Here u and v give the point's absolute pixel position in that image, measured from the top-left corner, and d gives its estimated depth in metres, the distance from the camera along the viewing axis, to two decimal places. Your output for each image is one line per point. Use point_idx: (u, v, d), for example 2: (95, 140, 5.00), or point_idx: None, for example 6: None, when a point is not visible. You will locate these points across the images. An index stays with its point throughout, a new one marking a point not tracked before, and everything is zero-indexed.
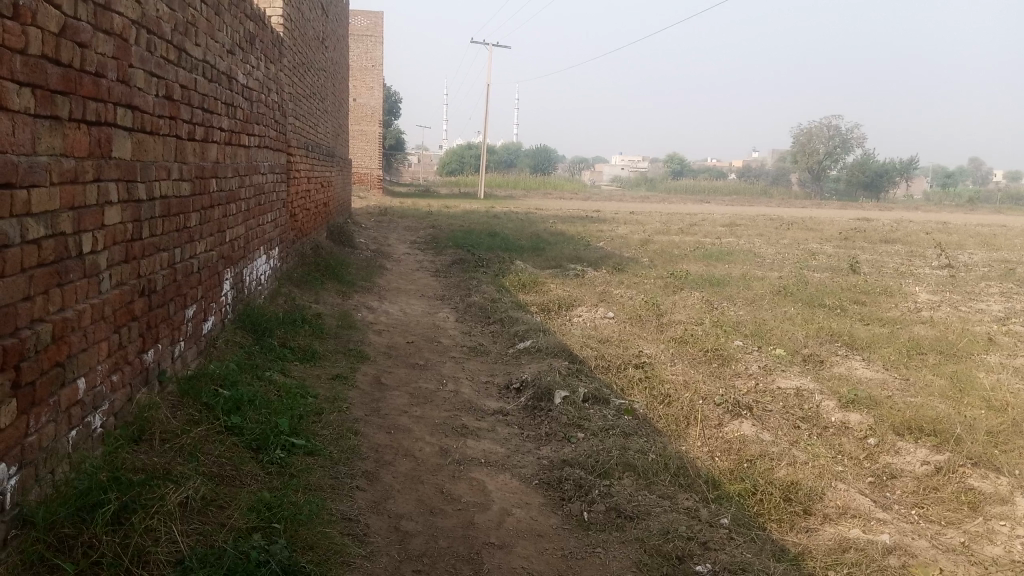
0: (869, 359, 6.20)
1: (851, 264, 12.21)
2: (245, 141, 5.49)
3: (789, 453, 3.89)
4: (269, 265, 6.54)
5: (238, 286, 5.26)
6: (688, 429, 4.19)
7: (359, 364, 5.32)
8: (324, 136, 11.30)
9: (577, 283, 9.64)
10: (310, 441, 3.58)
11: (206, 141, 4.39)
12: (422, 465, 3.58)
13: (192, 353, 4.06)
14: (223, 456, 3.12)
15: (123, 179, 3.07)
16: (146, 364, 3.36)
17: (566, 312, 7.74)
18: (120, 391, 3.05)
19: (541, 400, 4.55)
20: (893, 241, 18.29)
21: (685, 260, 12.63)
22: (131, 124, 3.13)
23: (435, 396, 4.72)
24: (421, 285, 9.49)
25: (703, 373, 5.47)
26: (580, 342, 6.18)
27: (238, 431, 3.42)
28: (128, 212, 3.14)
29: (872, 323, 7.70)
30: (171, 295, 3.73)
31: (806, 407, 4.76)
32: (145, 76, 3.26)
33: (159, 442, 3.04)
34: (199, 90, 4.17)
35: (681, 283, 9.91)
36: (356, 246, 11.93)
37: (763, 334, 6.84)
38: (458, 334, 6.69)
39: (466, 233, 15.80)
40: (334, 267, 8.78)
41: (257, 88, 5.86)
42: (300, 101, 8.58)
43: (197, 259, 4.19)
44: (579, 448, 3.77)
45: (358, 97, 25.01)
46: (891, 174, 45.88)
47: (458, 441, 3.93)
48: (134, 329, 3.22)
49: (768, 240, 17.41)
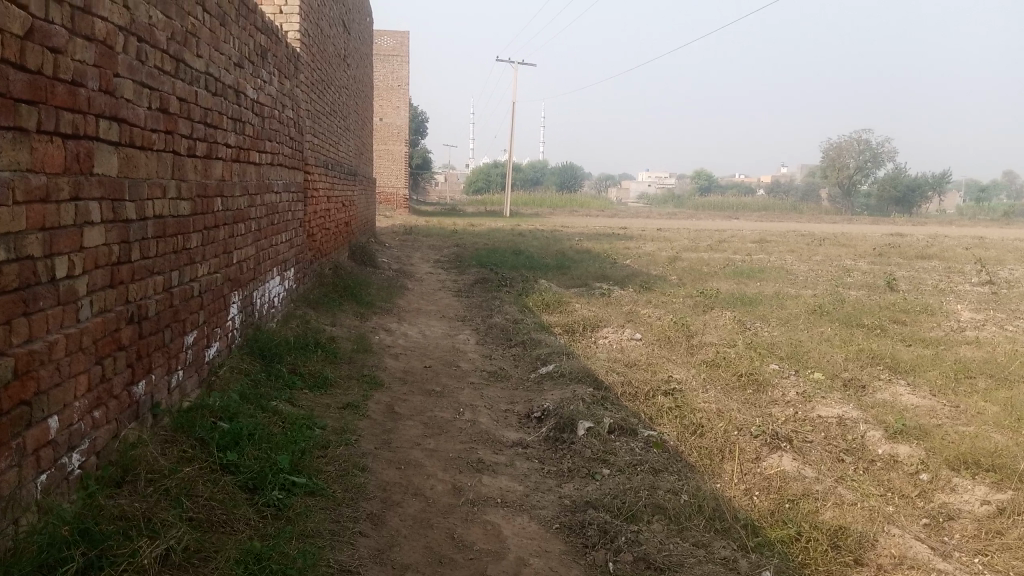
0: (915, 384, 5.83)
1: (888, 281, 11.77)
2: (255, 158, 5.28)
3: (835, 492, 3.55)
4: (283, 287, 6.32)
5: (247, 309, 5.03)
6: (722, 465, 3.87)
7: (372, 390, 5.06)
8: (346, 154, 11.15)
9: (603, 303, 9.34)
10: (313, 479, 3.31)
11: (210, 157, 4.17)
12: (433, 506, 3.30)
13: (191, 382, 3.82)
14: (214, 498, 2.86)
15: (108, 197, 2.84)
16: (135, 397, 3.12)
17: (591, 334, 7.44)
18: (104, 428, 2.81)
19: (563, 432, 4.25)
20: (930, 257, 17.76)
21: (715, 278, 12.25)
22: (118, 138, 2.91)
23: (450, 426, 4.44)
24: (442, 306, 9.24)
25: (738, 400, 5.14)
26: (606, 366, 5.87)
27: (234, 469, 3.16)
28: (114, 233, 2.91)
29: (915, 344, 7.31)
30: (167, 321, 3.49)
31: (850, 439, 4.41)
32: (135, 87, 3.05)
33: (143, 483, 2.79)
34: (201, 104, 3.96)
35: (712, 302, 9.55)
36: (378, 266, 11.74)
37: (800, 357, 6.50)
38: (478, 358, 6.41)
39: (491, 251, 15.59)
40: (353, 287, 8.56)
41: (269, 103, 5.66)
42: (319, 119, 8.41)
43: (199, 282, 3.96)
44: (604, 487, 3.47)
45: (384, 117, 24.96)
46: (923, 189, 45.08)
47: (473, 478, 3.64)
48: (122, 359, 2.98)
49: (800, 257, 16.93)
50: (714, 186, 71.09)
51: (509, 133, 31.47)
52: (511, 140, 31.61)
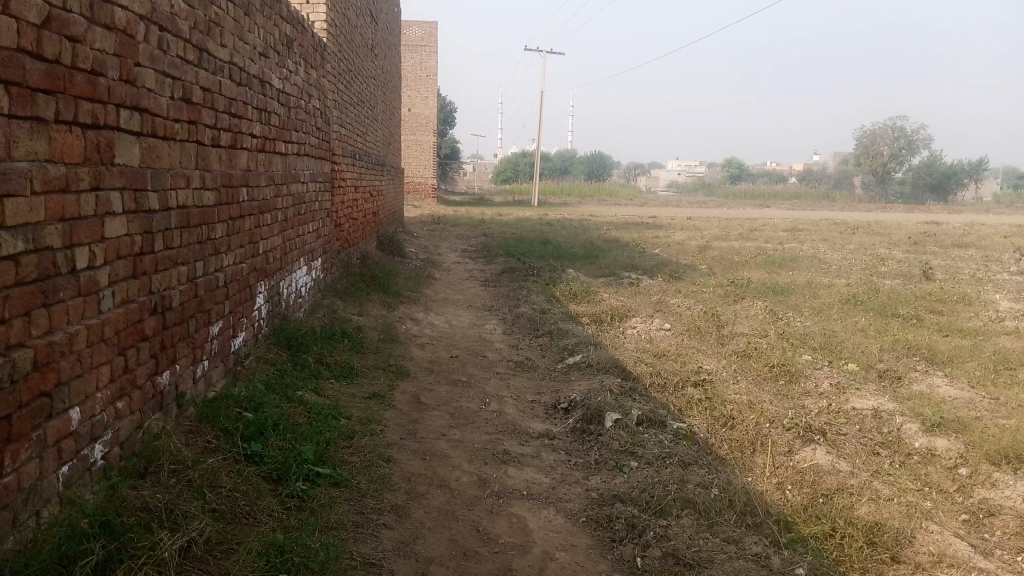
0: (952, 375, 5.68)
1: (924, 270, 11.52)
2: (281, 148, 5.26)
3: (870, 486, 3.46)
4: (310, 277, 6.31)
5: (273, 299, 5.02)
6: (753, 458, 3.79)
7: (398, 381, 5.03)
8: (374, 144, 11.13)
9: (632, 293, 9.24)
10: (337, 470, 3.28)
11: (235, 147, 4.15)
12: (458, 498, 3.26)
13: (217, 373, 3.81)
14: (237, 488, 2.84)
15: (129, 187, 2.82)
16: (159, 387, 3.11)
17: (620, 324, 7.36)
18: (127, 418, 2.80)
19: (591, 424, 4.19)
20: (967, 245, 17.37)
21: (746, 268, 12.07)
22: (139, 128, 2.89)
23: (476, 417, 4.40)
24: (469, 296, 9.21)
25: (769, 392, 5.04)
26: (634, 356, 5.79)
27: (258, 460, 3.14)
28: (137, 223, 2.89)
29: (952, 335, 7.14)
30: (192, 312, 3.47)
31: (885, 431, 4.30)
32: (157, 76, 3.02)
33: (166, 474, 2.78)
34: (225, 93, 3.93)
35: (743, 292, 9.42)
36: (405, 256, 11.73)
37: (833, 347, 6.37)
38: (505, 348, 6.36)
39: (519, 240, 15.52)
40: (380, 277, 8.54)
41: (295, 93, 5.64)
42: (347, 108, 8.40)
43: (224, 272, 3.94)
44: (632, 480, 3.40)
45: (412, 107, 24.94)
46: (960, 177, 44.21)
47: (499, 470, 3.59)
48: (145, 349, 2.96)
49: (833, 246, 16.66)
50: (745, 174, 70.35)
51: (538, 122, 31.30)
52: (540, 129, 31.46)
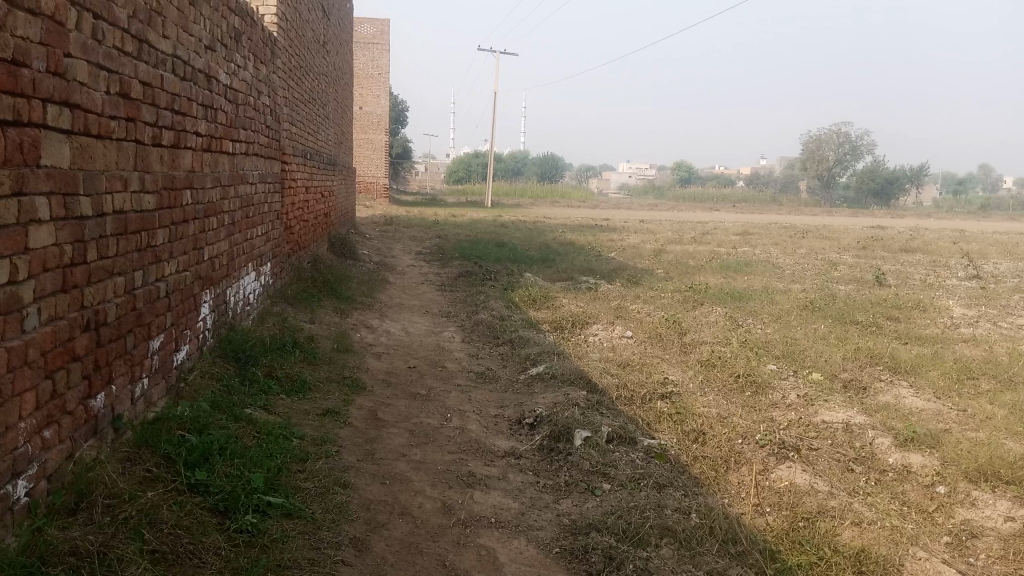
0: (917, 385, 5.63)
1: (877, 276, 11.60)
2: (228, 147, 4.97)
3: (852, 508, 3.33)
4: (258, 283, 6.01)
5: (220, 309, 4.73)
6: (729, 478, 3.64)
7: (354, 395, 4.78)
8: (326, 144, 10.81)
9: (590, 298, 9.09)
10: (290, 499, 3.03)
11: (179, 147, 3.87)
12: (421, 528, 3.04)
13: (157, 391, 3.52)
14: (179, 524, 2.58)
15: (58, 191, 2.54)
16: (93, 411, 2.83)
17: (580, 331, 7.20)
18: (55, 449, 2.52)
19: (558, 442, 4.01)
20: (914, 250, 17.66)
21: (702, 272, 12.03)
22: (70, 126, 2.61)
23: (437, 434, 4.17)
24: (425, 301, 8.95)
25: (738, 404, 4.91)
26: (598, 367, 5.62)
27: (203, 490, 2.88)
28: (67, 231, 2.61)
29: (912, 343, 7.12)
30: (130, 326, 3.19)
31: (858, 446, 4.19)
32: (91, 68, 2.74)
33: (100, 510, 2.50)
34: (168, 89, 3.65)
35: (701, 297, 9.33)
36: (358, 258, 11.42)
37: (796, 356, 6.28)
38: (465, 357, 6.14)
39: (473, 242, 15.30)
40: (333, 282, 8.24)
41: (243, 89, 5.34)
42: (298, 106, 8.10)
43: (166, 281, 3.66)
44: (606, 506, 3.23)
45: (364, 106, 24.53)
46: (902, 182, 45.22)
47: (464, 495, 3.38)
48: (76, 371, 2.68)
49: (786, 250, 16.78)
50: (695, 177, 71.08)
51: (491, 123, 31.09)
52: (493, 129, 31.26)
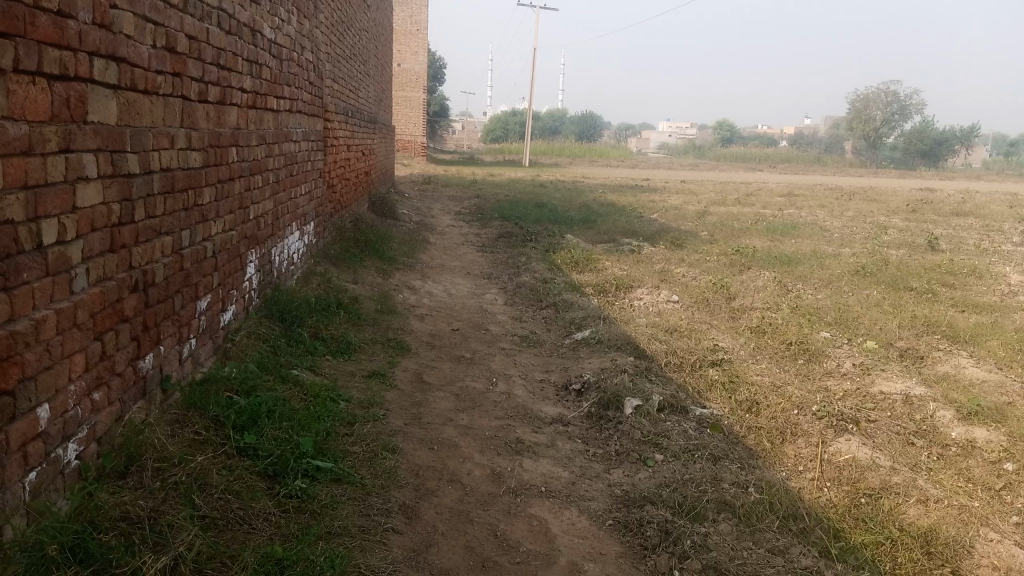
0: (978, 356, 5.44)
1: (930, 240, 11.27)
2: (273, 104, 4.88)
3: (916, 485, 3.21)
4: (302, 242, 5.96)
5: (265, 268, 4.69)
6: (785, 452, 3.53)
7: (399, 357, 4.73)
8: (366, 102, 10.69)
9: (634, 260, 8.95)
10: (339, 463, 2.99)
11: (225, 103, 3.79)
12: (471, 496, 2.98)
13: (205, 352, 3.49)
14: (229, 489, 2.55)
15: (105, 148, 2.47)
16: (142, 373, 2.79)
17: (625, 294, 7.07)
18: (105, 411, 2.49)
19: (607, 409, 3.92)
20: (965, 214, 17.17)
21: (748, 235, 11.79)
22: (116, 82, 2.53)
23: (484, 399, 4.11)
24: (466, 262, 8.87)
25: (790, 373, 4.78)
26: (646, 332, 5.51)
27: (252, 454, 2.85)
28: (114, 189, 2.54)
29: (970, 311, 6.89)
30: (177, 287, 3.14)
31: (918, 419, 4.04)
32: (137, 21, 2.65)
33: (150, 474, 2.48)
34: (213, 43, 3.55)
35: (747, 261, 9.13)
36: (398, 217, 11.36)
37: (849, 323, 6.10)
38: (508, 320, 6.06)
39: (513, 202, 15.15)
40: (374, 242, 8.18)
41: (287, 45, 5.24)
42: (340, 63, 7.97)
43: (213, 241, 3.60)
44: (659, 477, 3.15)
45: (402, 63, 24.32)
46: (952, 143, 43.95)
47: (513, 462, 3.32)
48: (125, 333, 2.64)
49: (832, 213, 16.40)
50: (736, 137, 69.75)
51: (531, 81, 30.66)
52: (533, 87, 30.85)
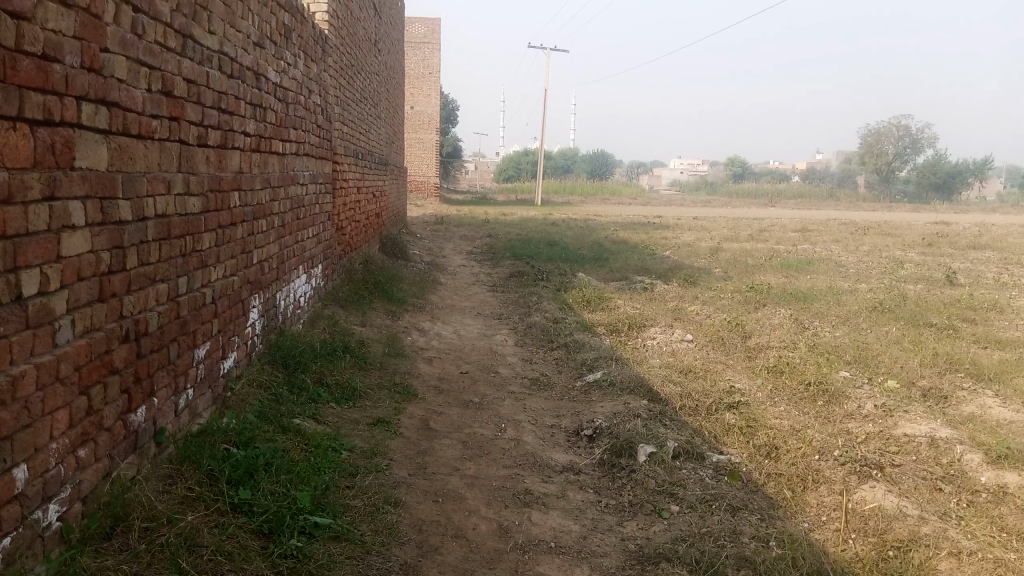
0: (1004, 394, 5.25)
1: (948, 275, 11.09)
2: (278, 147, 4.83)
3: (946, 535, 3.04)
4: (309, 286, 5.88)
5: (269, 314, 4.60)
6: (806, 501, 3.37)
7: (405, 403, 4.60)
8: (377, 143, 10.70)
9: (647, 299, 8.82)
10: (338, 519, 2.86)
11: (226, 146, 3.73)
12: (476, 553, 2.84)
13: (202, 402, 3.38)
14: (220, 550, 2.43)
15: (94, 195, 2.39)
16: (133, 426, 2.68)
17: (637, 334, 6.94)
18: (91, 468, 2.38)
19: (620, 457, 3.78)
20: (981, 247, 16.98)
21: (762, 271, 11.64)
22: (107, 127, 2.46)
23: (492, 446, 3.97)
24: (477, 303, 8.77)
25: (810, 415, 4.62)
26: (659, 373, 5.36)
27: (247, 511, 2.73)
28: (104, 236, 2.46)
29: (992, 347, 6.71)
30: (173, 335, 3.04)
31: (946, 463, 3.86)
32: (130, 64, 2.59)
33: (137, 535, 2.36)
34: (214, 87, 3.50)
35: (762, 298, 8.99)
36: (409, 258, 11.30)
37: (869, 362, 5.93)
38: (519, 362, 5.93)
39: (525, 241, 15.10)
40: (384, 283, 8.10)
41: (294, 87, 5.21)
42: (349, 105, 7.97)
43: (212, 287, 3.51)
44: (674, 531, 3.01)
45: (415, 105, 24.56)
46: (965, 176, 43.81)
47: (521, 515, 3.18)
48: (115, 385, 2.54)
49: (847, 248, 16.25)
50: (748, 173, 69.79)
51: (542, 120, 30.84)
52: (544, 127, 31.01)
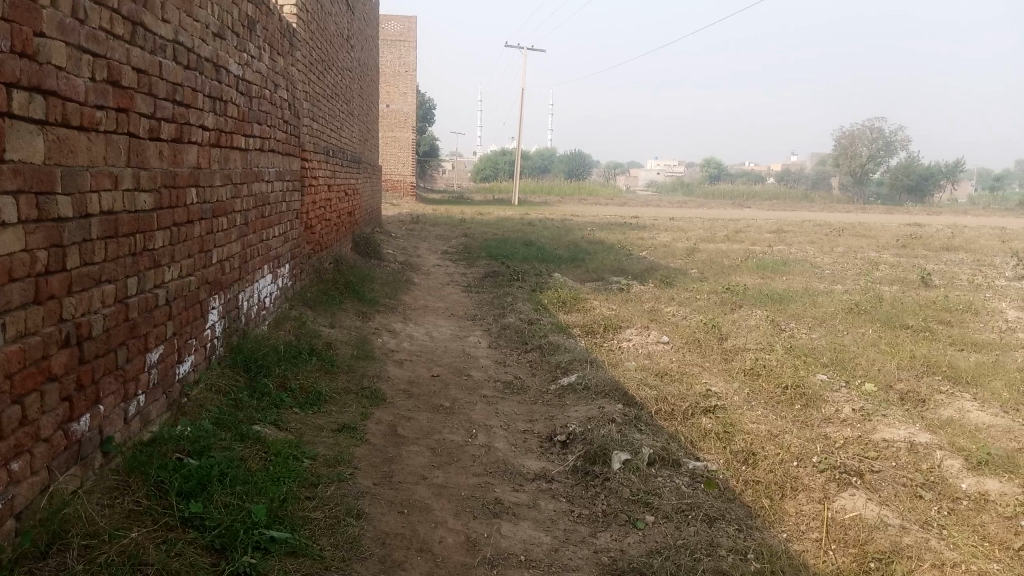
0: (982, 398, 5.19)
1: (922, 276, 11.11)
2: (241, 143, 4.66)
3: (929, 546, 2.94)
4: (275, 286, 5.71)
5: (231, 315, 4.43)
6: (784, 510, 3.27)
7: (373, 407, 4.45)
8: (349, 140, 10.51)
9: (623, 300, 8.72)
10: (296, 533, 2.71)
11: (183, 141, 3.56)
12: (442, 567, 2.70)
13: (155, 409, 3.21)
14: (166, 568, 2.27)
15: (28, 189, 2.23)
16: (75, 436, 2.52)
17: (613, 336, 6.83)
18: (26, 482, 2.22)
19: (594, 465, 3.66)
20: (954, 249, 17.08)
21: (738, 272, 11.59)
22: (43, 118, 2.30)
23: (461, 453, 3.84)
24: (450, 303, 8.62)
25: (787, 419, 4.53)
26: (635, 376, 5.25)
27: (198, 525, 2.57)
28: (40, 235, 2.30)
29: (969, 350, 6.67)
30: (121, 339, 2.88)
31: (926, 470, 3.78)
32: (70, 51, 2.42)
33: (74, 553, 2.20)
34: (169, 78, 3.34)
35: (739, 299, 8.93)
36: (383, 258, 11.13)
37: (846, 364, 5.86)
38: (492, 365, 5.80)
39: (501, 241, 14.97)
40: (355, 283, 7.93)
41: (258, 81, 5.04)
42: (319, 102, 7.80)
43: (166, 288, 3.35)
44: (649, 544, 2.90)
45: (391, 103, 24.35)
46: (937, 178, 44.28)
47: (490, 527, 3.04)
48: (53, 393, 2.37)
49: (823, 249, 16.28)
50: (724, 174, 70.14)
51: (519, 120, 30.72)
52: (521, 126, 30.91)
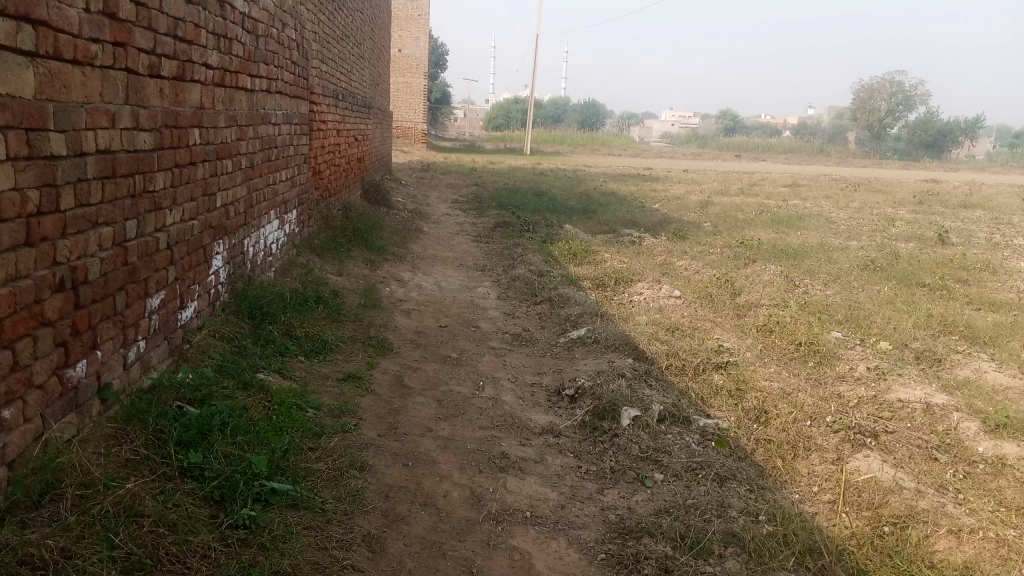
0: (1000, 359, 5.08)
1: (940, 234, 10.90)
2: (246, 83, 4.52)
3: (944, 510, 2.87)
4: (281, 232, 5.60)
5: (235, 260, 4.34)
6: (797, 470, 3.20)
7: (379, 357, 4.39)
8: (359, 85, 10.30)
9: (635, 253, 8.58)
10: (298, 485, 2.65)
11: (184, 78, 3.43)
12: (446, 522, 2.65)
13: (156, 355, 3.14)
14: (163, 520, 2.22)
15: (18, 126, 2.12)
16: (71, 382, 2.45)
17: (624, 289, 6.72)
18: (18, 430, 2.16)
19: (603, 420, 3.58)
20: (972, 206, 16.77)
21: (752, 226, 11.41)
22: (32, 50, 2.17)
23: (468, 406, 3.77)
24: (459, 253, 8.52)
25: (801, 377, 4.44)
26: (645, 330, 5.16)
27: (198, 475, 2.52)
28: (31, 174, 2.20)
29: (987, 310, 6.53)
30: (120, 283, 2.79)
31: (942, 432, 3.69)
32: None
33: (69, 504, 2.15)
34: (169, 11, 3.19)
35: (752, 254, 8.78)
36: (392, 206, 11.00)
37: (862, 322, 5.74)
38: (500, 316, 5.71)
39: (512, 191, 14.79)
40: (363, 231, 7.83)
41: (264, 19, 4.87)
42: (328, 43, 7.60)
43: (167, 232, 3.25)
44: (658, 502, 2.84)
45: (402, 48, 23.92)
46: (956, 134, 43.50)
47: (496, 481, 2.98)
48: (48, 338, 2.30)
49: (838, 204, 16.01)
50: (740, 127, 69.13)
51: (532, 67, 30.19)
52: (534, 75, 30.39)
